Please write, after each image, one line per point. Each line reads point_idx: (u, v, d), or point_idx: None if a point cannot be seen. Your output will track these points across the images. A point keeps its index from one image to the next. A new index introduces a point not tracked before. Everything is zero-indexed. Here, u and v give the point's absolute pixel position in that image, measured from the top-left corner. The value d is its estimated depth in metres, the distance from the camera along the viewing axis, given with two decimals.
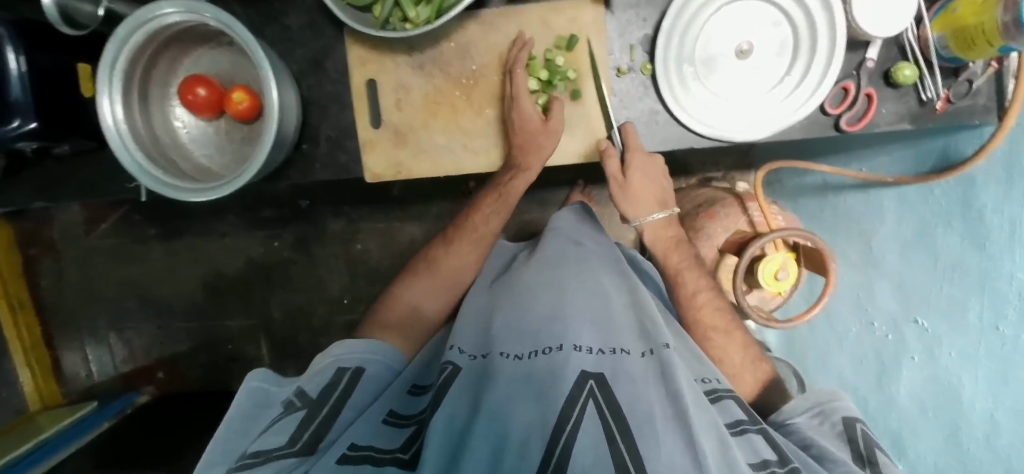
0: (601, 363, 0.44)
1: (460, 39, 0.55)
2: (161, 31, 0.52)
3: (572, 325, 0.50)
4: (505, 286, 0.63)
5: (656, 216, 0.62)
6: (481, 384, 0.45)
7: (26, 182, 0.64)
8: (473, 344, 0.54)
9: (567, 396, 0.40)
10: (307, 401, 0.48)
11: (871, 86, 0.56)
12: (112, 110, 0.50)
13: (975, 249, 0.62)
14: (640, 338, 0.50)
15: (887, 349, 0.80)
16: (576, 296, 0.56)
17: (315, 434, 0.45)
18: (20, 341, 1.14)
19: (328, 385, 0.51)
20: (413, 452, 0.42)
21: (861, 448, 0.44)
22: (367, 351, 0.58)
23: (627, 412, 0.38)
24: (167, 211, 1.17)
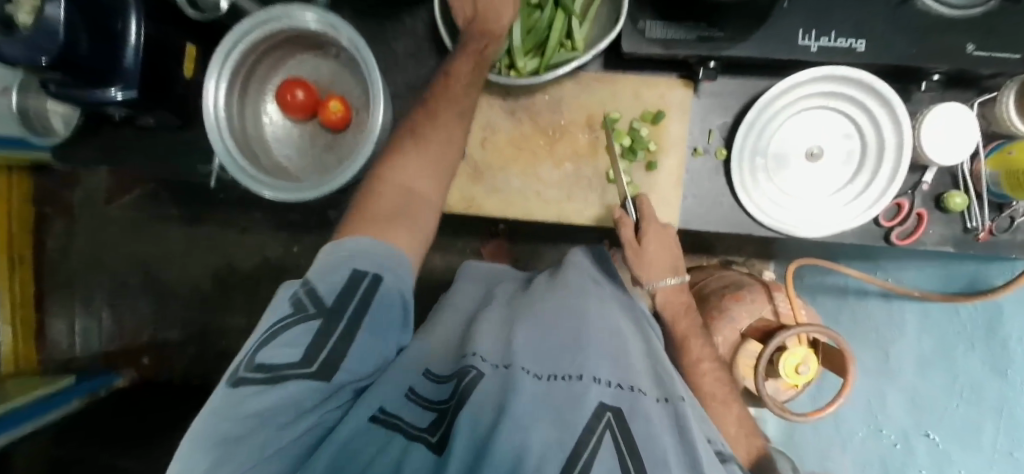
0: (619, 399, 0.37)
1: (554, 93, 0.59)
2: (281, 32, 0.55)
3: (595, 352, 0.43)
4: (525, 300, 0.56)
5: (673, 281, 0.57)
6: (499, 395, 0.37)
7: (96, 146, 0.65)
8: (495, 353, 0.45)
9: (585, 426, 0.33)
10: (320, 306, 0.38)
11: (923, 206, 0.60)
12: (215, 95, 0.53)
13: (996, 376, 0.63)
14: (654, 381, 0.42)
15: (894, 460, 0.77)
16: (598, 324, 0.47)
17: (332, 355, 0.36)
18: (10, 298, 1.13)
19: (342, 290, 0.39)
20: (440, 435, 0.36)
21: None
22: (375, 253, 0.42)
23: (642, 450, 0.32)
24: (190, 193, 1.14)
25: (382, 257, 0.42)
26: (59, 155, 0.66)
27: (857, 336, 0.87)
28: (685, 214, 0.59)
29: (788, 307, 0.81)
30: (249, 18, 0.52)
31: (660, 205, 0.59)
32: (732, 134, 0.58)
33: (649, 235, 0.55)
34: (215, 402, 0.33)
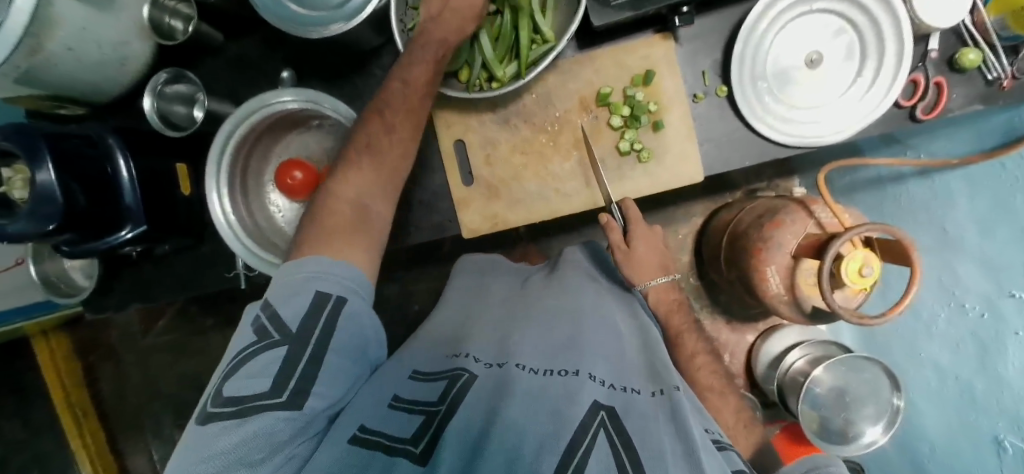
0: (613, 397, 0.40)
1: (539, 90, 0.58)
2: (262, 122, 0.55)
3: (590, 355, 0.47)
4: (518, 305, 0.58)
5: (663, 281, 0.60)
6: (498, 393, 0.39)
7: (122, 287, 0.66)
8: (490, 352, 0.47)
9: (580, 421, 0.35)
10: (285, 333, 0.38)
11: (938, 74, 0.58)
12: (220, 203, 0.54)
13: None
14: (651, 377, 0.46)
15: (985, 328, 0.73)
16: (592, 326, 0.52)
17: (301, 380, 0.37)
18: (85, 451, 1.16)
19: (307, 315, 0.39)
20: (425, 446, 0.35)
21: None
22: (342, 275, 0.42)
23: (638, 443, 0.34)
24: (218, 298, 1.15)
25: (345, 278, 0.42)
26: (91, 308, 0.67)
27: (911, 223, 0.85)
28: (706, 161, 0.58)
29: (831, 215, 0.78)
30: (228, 120, 0.53)
31: (680, 162, 0.58)
32: (727, 68, 0.56)
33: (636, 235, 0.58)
34: (191, 439, 0.34)
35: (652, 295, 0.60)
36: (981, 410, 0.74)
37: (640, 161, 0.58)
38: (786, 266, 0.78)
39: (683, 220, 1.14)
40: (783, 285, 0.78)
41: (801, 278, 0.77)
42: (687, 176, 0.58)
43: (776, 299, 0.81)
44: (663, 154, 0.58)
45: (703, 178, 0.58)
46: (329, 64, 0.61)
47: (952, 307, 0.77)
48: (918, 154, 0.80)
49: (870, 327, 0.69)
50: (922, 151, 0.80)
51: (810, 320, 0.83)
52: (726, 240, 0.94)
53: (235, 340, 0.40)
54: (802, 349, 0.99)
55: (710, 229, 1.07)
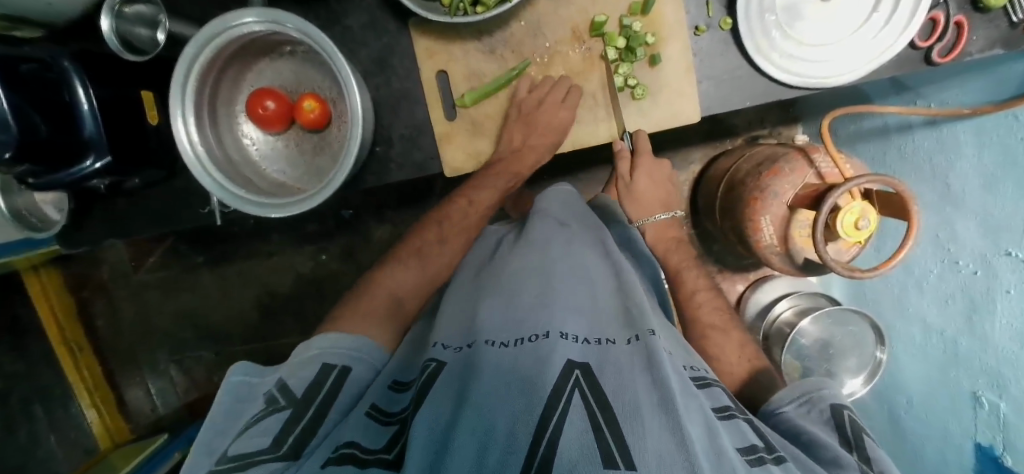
0: (587, 353, 0.46)
1: (529, 16, 0.54)
2: (228, 44, 0.51)
3: (557, 314, 0.52)
4: (489, 277, 0.65)
5: (662, 217, 0.76)
6: (466, 374, 0.44)
7: (95, 220, 0.64)
8: (457, 339, 0.54)
9: (555, 384, 0.39)
10: (290, 397, 0.47)
11: (960, 13, 0.54)
12: (186, 131, 0.50)
13: None
14: (628, 325, 0.54)
15: (976, 288, 0.72)
16: (563, 285, 0.58)
17: (301, 435, 0.44)
18: (83, 383, 1.19)
19: (315, 381, 0.49)
20: (397, 452, 0.40)
21: (849, 433, 0.46)
22: (349, 352, 0.55)
23: (613, 400, 0.39)
24: (209, 237, 1.18)
25: (346, 353, 0.55)
26: (65, 242, 0.65)
27: (916, 176, 0.83)
28: (703, 100, 0.55)
29: (832, 165, 0.76)
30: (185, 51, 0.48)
31: (677, 100, 0.55)
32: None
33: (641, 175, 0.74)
34: None
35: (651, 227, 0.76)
36: (962, 368, 0.77)
37: (634, 98, 0.55)
38: (780, 217, 0.78)
39: (680, 166, 1.15)
40: (776, 236, 0.78)
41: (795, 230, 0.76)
42: (685, 116, 0.55)
43: (768, 250, 0.81)
44: (659, 91, 0.55)
45: (699, 119, 0.55)
46: None
47: (946, 264, 0.77)
48: (929, 103, 0.77)
49: (861, 280, 0.69)
50: (934, 100, 0.76)
51: (801, 273, 0.83)
52: (722, 188, 0.96)
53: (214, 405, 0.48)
54: (789, 300, 1.03)
55: (707, 177, 1.07)
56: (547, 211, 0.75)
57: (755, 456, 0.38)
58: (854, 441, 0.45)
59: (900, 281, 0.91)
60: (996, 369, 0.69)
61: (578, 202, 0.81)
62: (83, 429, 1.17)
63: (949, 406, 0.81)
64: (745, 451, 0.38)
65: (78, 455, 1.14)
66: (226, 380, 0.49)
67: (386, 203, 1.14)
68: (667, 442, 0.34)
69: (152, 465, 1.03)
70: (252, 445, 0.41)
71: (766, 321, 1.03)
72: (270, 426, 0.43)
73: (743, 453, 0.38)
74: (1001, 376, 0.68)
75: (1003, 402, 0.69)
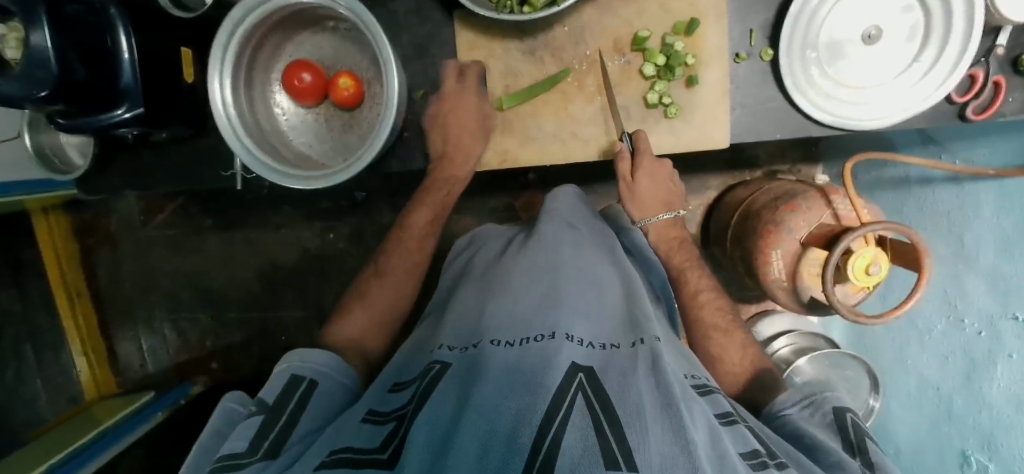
0: (592, 356, 0.47)
1: (573, 23, 0.54)
2: (274, 13, 0.51)
3: (564, 317, 0.52)
4: (498, 275, 0.65)
5: (666, 216, 0.71)
6: (471, 375, 0.45)
7: (116, 170, 0.65)
8: (462, 340, 0.55)
9: (559, 385, 0.40)
10: (263, 407, 0.48)
11: (1000, 73, 0.54)
12: (221, 93, 0.50)
13: None
14: (631, 329, 0.54)
15: (978, 346, 0.72)
16: (570, 288, 0.59)
17: (277, 438, 0.44)
18: (77, 330, 1.19)
19: (284, 391, 0.51)
20: (392, 453, 0.39)
21: (851, 435, 0.48)
22: (324, 363, 0.57)
23: (615, 403, 0.39)
24: (221, 201, 1.19)
25: (318, 364, 0.56)
26: (84, 188, 0.66)
27: (932, 229, 0.83)
28: (734, 127, 0.55)
29: (850, 209, 0.76)
30: (231, 15, 0.48)
31: (709, 124, 0.55)
32: (778, 30, 0.52)
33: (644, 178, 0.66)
34: None
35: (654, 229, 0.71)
36: (956, 422, 0.77)
37: (665, 117, 0.55)
38: (792, 254, 0.78)
39: (697, 191, 1.15)
40: (785, 271, 0.79)
41: (805, 270, 0.76)
42: (714, 141, 0.55)
43: (775, 284, 0.82)
44: (691, 113, 0.55)
45: (728, 146, 0.55)
46: None
47: (951, 319, 0.77)
48: (954, 159, 0.77)
49: (865, 326, 0.69)
50: (960, 156, 0.76)
51: (804, 311, 0.83)
52: (736, 218, 0.96)
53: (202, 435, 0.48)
54: (789, 338, 1.03)
55: (722, 205, 1.07)
56: (557, 212, 0.75)
57: (758, 461, 0.38)
58: (857, 444, 0.46)
59: (902, 331, 0.91)
60: (990, 428, 0.70)
61: (585, 205, 0.81)
62: (71, 377, 1.18)
63: (935, 459, 0.82)
64: (748, 456, 0.39)
65: (63, 402, 1.15)
66: (220, 406, 0.51)
67: (401, 190, 1.14)
68: (670, 446, 0.34)
69: (136, 420, 1.04)
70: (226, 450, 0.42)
71: (765, 354, 1.02)
72: (246, 432, 0.44)
73: (746, 458, 0.38)
74: (995, 434, 0.68)
75: (992, 464, 0.69)
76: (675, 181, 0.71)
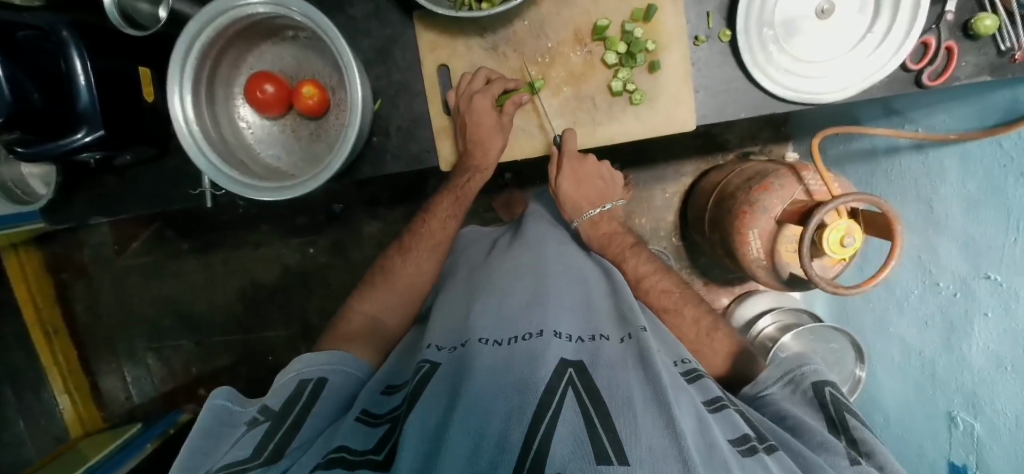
0: (580, 351, 0.47)
1: (532, 17, 0.54)
2: (232, 24, 0.50)
3: (550, 315, 0.53)
4: (483, 276, 0.66)
5: (593, 213, 0.73)
6: (460, 373, 0.45)
7: (80, 197, 0.63)
8: (449, 339, 0.55)
9: (549, 383, 0.40)
10: (269, 414, 0.47)
11: (951, 39, 0.55)
12: (183, 109, 0.49)
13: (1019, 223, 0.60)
14: (619, 325, 0.55)
15: (955, 310, 0.74)
16: (554, 286, 0.60)
17: (279, 443, 0.43)
18: (57, 367, 1.16)
19: (292, 396, 0.50)
20: (387, 453, 0.40)
21: (833, 412, 0.49)
22: (328, 361, 0.56)
23: (605, 396, 0.39)
24: (197, 224, 1.17)
25: (318, 363, 0.55)
26: (50, 219, 0.64)
27: (900, 198, 0.85)
28: (699, 109, 0.56)
29: (821, 183, 0.80)
30: (185, 30, 0.47)
31: (674, 107, 0.55)
32: (734, 11, 0.53)
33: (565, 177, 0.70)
34: None
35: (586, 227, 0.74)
36: (939, 385, 0.79)
37: (631, 103, 0.56)
38: (769, 232, 0.81)
39: (672, 178, 1.17)
40: (763, 250, 0.82)
41: (782, 245, 0.79)
42: (681, 123, 0.56)
43: (755, 264, 0.85)
44: (656, 98, 0.56)
45: (695, 127, 0.56)
46: None
47: (927, 285, 0.79)
48: (916, 128, 0.80)
49: (844, 296, 0.71)
50: (922, 125, 0.79)
51: (786, 288, 0.86)
52: (712, 201, 0.98)
53: (195, 428, 0.46)
54: (774, 316, 1.06)
55: (698, 190, 1.09)
56: (543, 214, 0.78)
57: (747, 445, 0.39)
58: (840, 422, 0.47)
59: (881, 300, 0.93)
60: (971, 388, 0.72)
61: None
62: (55, 416, 1.14)
63: (924, 424, 0.84)
64: (737, 442, 0.39)
65: (47, 443, 1.12)
66: (208, 403, 0.49)
67: (379, 199, 1.13)
68: (660, 436, 0.35)
69: (123, 456, 1.00)
70: (229, 456, 0.41)
71: (751, 335, 1.06)
72: (252, 438, 0.43)
73: (735, 445, 0.38)
74: (978, 395, 0.70)
75: (977, 423, 0.72)
76: (607, 175, 0.75)
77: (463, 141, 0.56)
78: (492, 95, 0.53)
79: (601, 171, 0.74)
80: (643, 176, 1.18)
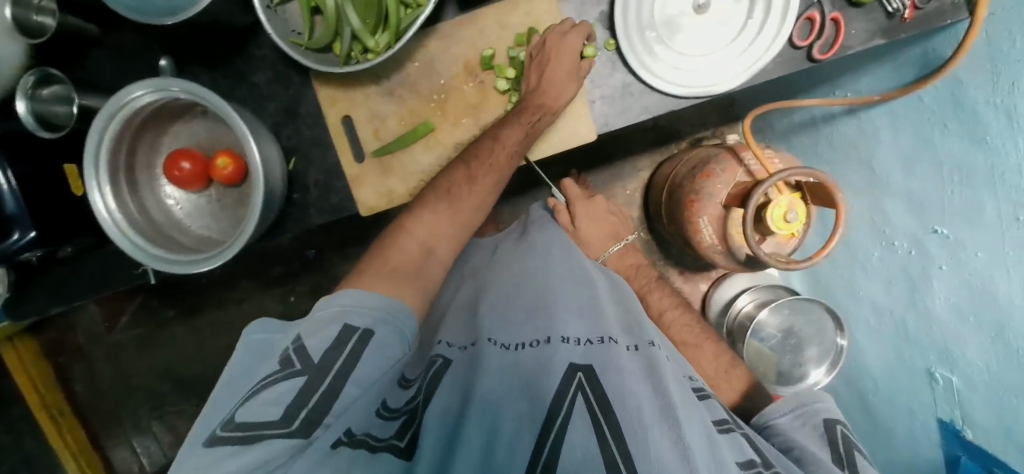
0: (590, 356, 0.48)
1: (422, 57, 0.57)
2: (135, 115, 0.53)
3: (559, 318, 0.54)
4: (488, 277, 0.68)
5: (616, 247, 0.81)
6: (472, 374, 0.48)
7: (38, 291, 0.66)
8: (460, 338, 0.57)
9: (556, 390, 0.43)
10: (306, 362, 0.39)
11: (836, 10, 0.56)
12: (103, 201, 0.51)
13: (956, 173, 0.59)
14: (628, 333, 0.56)
15: (914, 267, 0.73)
16: (563, 288, 0.60)
17: (316, 408, 0.36)
18: (68, 447, 1.19)
19: (333, 344, 0.41)
20: (408, 440, 0.42)
21: (842, 449, 0.48)
22: (377, 307, 0.47)
23: (615, 405, 0.42)
24: (180, 289, 1.21)
25: (374, 310, 0.47)
26: (12, 315, 0.67)
27: (843, 163, 0.85)
28: (598, 120, 0.57)
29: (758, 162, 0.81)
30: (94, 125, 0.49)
31: (571, 120, 0.58)
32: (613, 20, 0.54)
33: (582, 218, 0.79)
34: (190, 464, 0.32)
35: (612, 259, 0.80)
36: (915, 341, 0.78)
37: None
38: (718, 217, 0.81)
39: (630, 175, 1.18)
40: (715, 235, 0.82)
41: (733, 227, 0.80)
42: (582, 135, 0.58)
43: (710, 250, 0.84)
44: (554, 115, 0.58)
45: (596, 137, 0.58)
46: (208, 45, 0.57)
47: (885, 246, 0.79)
48: (845, 92, 0.80)
49: (798, 271, 0.71)
50: (850, 89, 0.79)
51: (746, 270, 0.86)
52: (665, 194, 0.99)
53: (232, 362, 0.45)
54: (751, 294, 1.07)
55: (653, 186, 1.10)
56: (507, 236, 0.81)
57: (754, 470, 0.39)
58: (846, 458, 0.47)
59: (844, 263, 0.93)
60: (943, 345, 0.71)
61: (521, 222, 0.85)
62: None
63: (908, 385, 0.83)
64: (745, 465, 0.40)
65: None
66: (244, 337, 0.47)
67: (348, 239, 1.16)
68: (672, 455, 0.38)
69: None
70: (253, 416, 0.34)
71: (731, 315, 1.08)
72: (282, 394, 0.36)
73: (743, 468, 0.39)
74: (949, 351, 0.69)
75: (955, 377, 0.70)
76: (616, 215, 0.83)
77: (537, 80, 0.54)
78: None
79: (610, 211, 0.83)
80: (602, 177, 1.18)
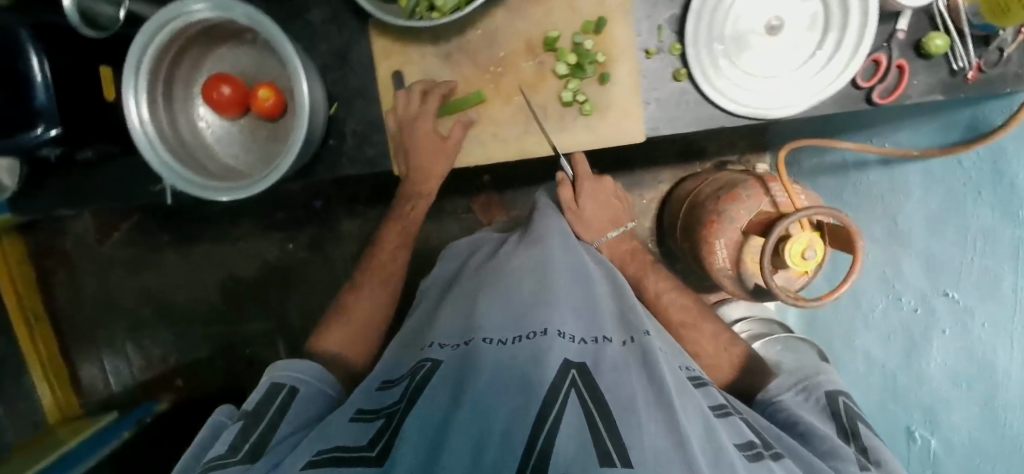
0: (583, 352, 0.45)
1: (485, 26, 0.56)
2: (184, 28, 0.51)
3: (554, 310, 0.50)
4: (488, 272, 0.63)
5: (612, 233, 0.74)
6: (464, 374, 0.42)
7: (49, 190, 0.64)
8: (454, 337, 0.52)
9: (552, 381, 0.39)
10: (245, 416, 0.49)
11: (903, 57, 0.56)
12: (137, 110, 0.49)
13: (984, 239, 0.60)
14: (620, 325, 0.53)
15: (916, 326, 0.74)
16: (562, 279, 0.56)
17: (257, 443, 0.45)
18: (37, 356, 1.15)
19: (266, 401, 0.51)
20: (380, 449, 0.38)
21: (844, 422, 0.51)
22: (307, 372, 0.56)
23: (609, 399, 0.39)
24: (179, 217, 1.19)
25: (306, 374, 0.56)
26: (17, 209, 0.66)
27: (866, 211, 0.85)
28: (649, 121, 0.57)
29: (785, 195, 0.80)
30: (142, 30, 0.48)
31: (620, 119, 0.57)
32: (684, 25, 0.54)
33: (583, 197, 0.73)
34: None
35: (607, 246, 0.75)
36: (899, 394, 0.79)
37: (582, 113, 0.57)
38: (736, 242, 0.80)
39: (650, 185, 1.18)
40: (729, 259, 0.82)
41: (747, 254, 0.79)
42: (629, 136, 0.57)
43: (721, 273, 0.85)
44: (606, 110, 0.57)
45: (643, 140, 0.57)
46: None
47: (890, 299, 0.79)
48: (884, 142, 0.80)
49: (805, 309, 0.72)
50: (888, 140, 0.79)
51: (751, 298, 0.86)
52: (685, 209, 0.99)
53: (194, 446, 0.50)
54: (747, 324, 1.08)
55: (672, 200, 1.10)
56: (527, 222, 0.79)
57: (753, 450, 0.40)
58: (849, 429, 0.50)
59: (845, 312, 0.94)
60: (929, 405, 0.73)
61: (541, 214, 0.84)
62: None
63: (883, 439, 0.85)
64: (744, 446, 0.40)
65: None
66: (209, 421, 0.52)
67: (359, 197, 1.15)
68: (662, 439, 0.35)
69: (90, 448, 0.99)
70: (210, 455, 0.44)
71: None
72: (227, 439, 0.46)
73: (741, 448, 0.40)
74: (935, 412, 0.72)
75: (934, 439, 0.73)
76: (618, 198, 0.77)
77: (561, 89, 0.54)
78: (432, 113, 0.56)
79: (613, 192, 0.77)
80: (621, 181, 1.18)
